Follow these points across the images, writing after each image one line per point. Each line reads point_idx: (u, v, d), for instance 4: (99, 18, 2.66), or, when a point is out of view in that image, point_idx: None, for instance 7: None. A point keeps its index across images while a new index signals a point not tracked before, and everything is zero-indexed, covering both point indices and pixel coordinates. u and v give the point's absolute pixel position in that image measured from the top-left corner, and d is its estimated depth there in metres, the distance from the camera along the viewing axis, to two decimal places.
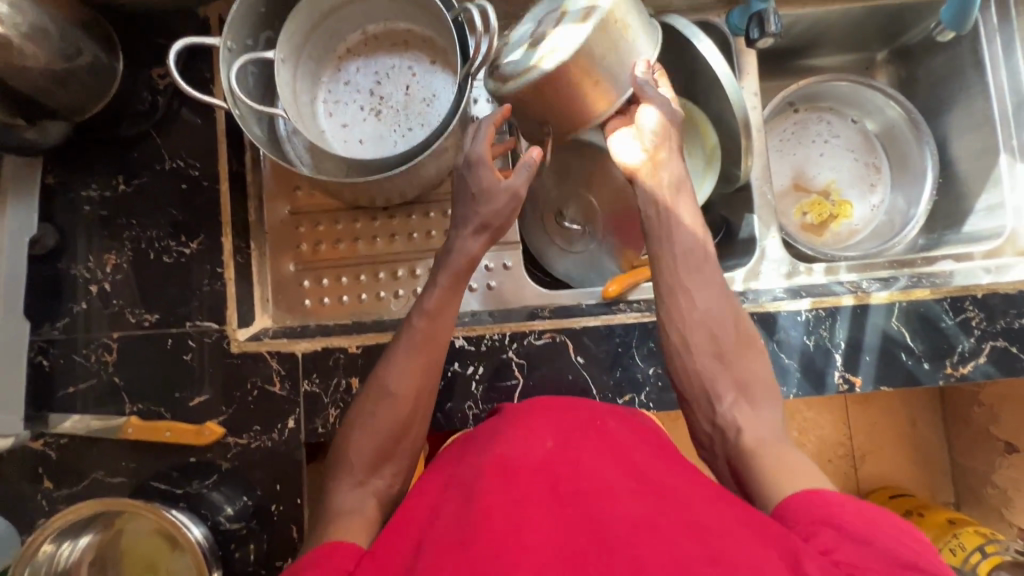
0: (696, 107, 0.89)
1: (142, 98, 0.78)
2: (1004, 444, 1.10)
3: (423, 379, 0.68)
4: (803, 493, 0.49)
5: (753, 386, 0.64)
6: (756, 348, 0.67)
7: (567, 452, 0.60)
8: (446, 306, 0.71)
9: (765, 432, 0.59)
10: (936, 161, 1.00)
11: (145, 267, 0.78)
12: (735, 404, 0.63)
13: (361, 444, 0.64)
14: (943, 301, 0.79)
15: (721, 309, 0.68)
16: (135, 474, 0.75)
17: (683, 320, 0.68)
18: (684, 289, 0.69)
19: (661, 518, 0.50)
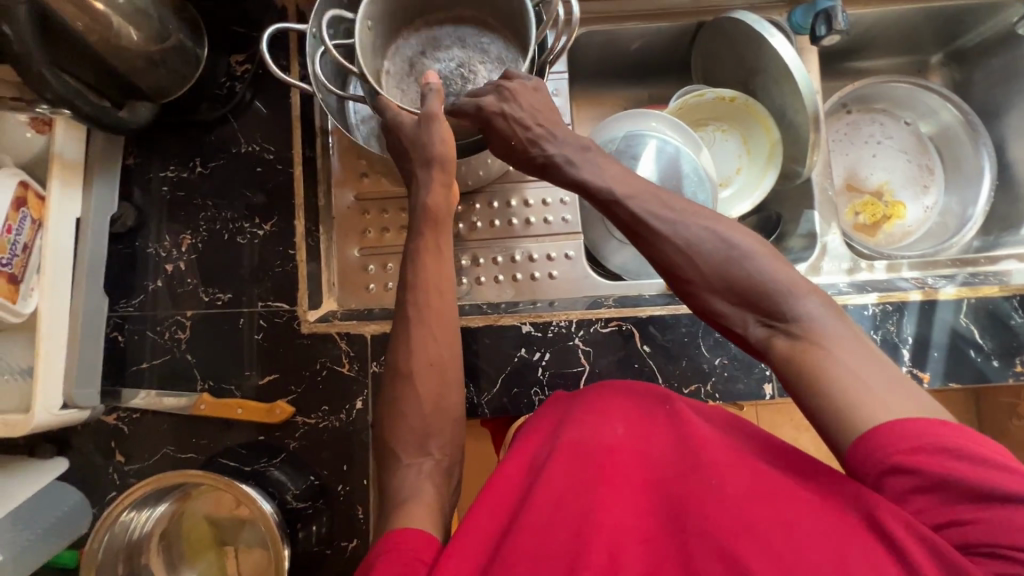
0: (760, 102, 0.90)
1: (220, 83, 0.81)
2: None
3: (444, 351, 0.65)
4: (874, 432, 0.44)
5: (768, 297, 0.54)
6: (738, 250, 0.57)
7: (635, 435, 0.59)
8: (423, 265, 0.67)
9: (799, 346, 0.51)
10: (994, 162, 1.00)
11: (219, 247, 0.79)
12: (762, 327, 0.54)
13: (412, 416, 0.62)
14: (1013, 298, 0.79)
15: (680, 236, 0.59)
16: (205, 450, 0.75)
17: (669, 280, 0.60)
18: (651, 246, 0.61)
19: (740, 490, 0.50)
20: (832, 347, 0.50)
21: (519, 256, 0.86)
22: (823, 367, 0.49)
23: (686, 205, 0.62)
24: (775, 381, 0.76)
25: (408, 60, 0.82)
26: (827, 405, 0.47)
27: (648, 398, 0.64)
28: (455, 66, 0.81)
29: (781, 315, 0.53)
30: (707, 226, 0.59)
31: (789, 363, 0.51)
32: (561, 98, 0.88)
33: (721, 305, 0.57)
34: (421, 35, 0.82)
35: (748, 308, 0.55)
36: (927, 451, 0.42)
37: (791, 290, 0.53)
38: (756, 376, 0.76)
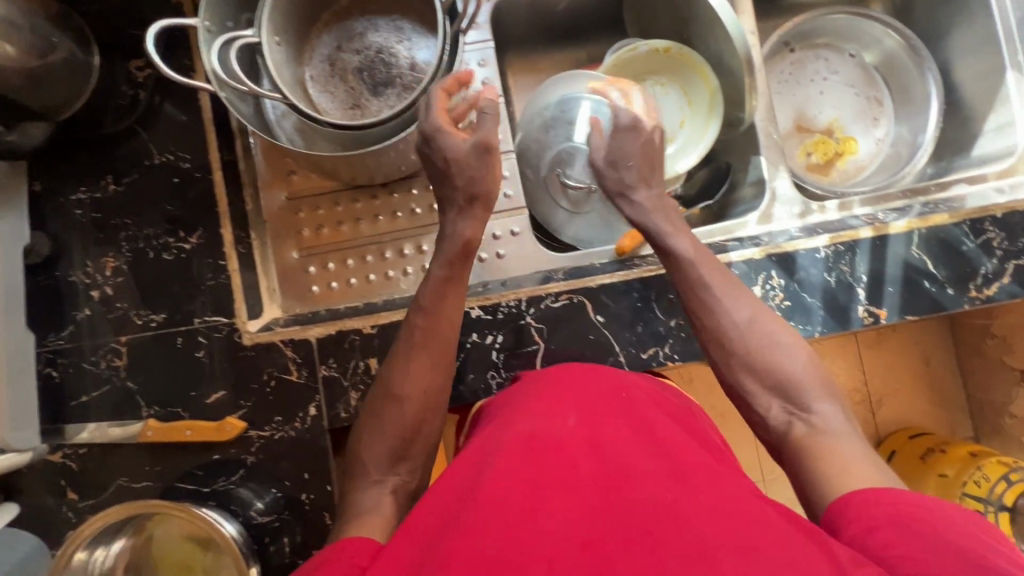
0: (695, 51, 0.86)
1: (122, 92, 0.75)
2: (1020, 373, 1.10)
3: (433, 376, 0.65)
4: (843, 498, 0.50)
5: (795, 389, 0.62)
6: (784, 347, 0.65)
7: (591, 428, 0.56)
8: (444, 297, 0.68)
9: (819, 432, 0.58)
10: (940, 86, 0.98)
11: (145, 266, 0.75)
12: (783, 412, 0.62)
13: (398, 427, 0.63)
14: (963, 224, 0.78)
15: (739, 317, 0.67)
16: (161, 477, 0.73)
17: (708, 345, 0.68)
18: (693, 313, 0.70)
19: (697, 507, 0.47)
20: (840, 442, 0.57)
21: None
22: (830, 451, 0.56)
23: (729, 280, 0.70)
24: None
25: (327, 59, 0.78)
26: (827, 479, 0.53)
27: (612, 397, 0.62)
28: (374, 54, 0.78)
29: (806, 407, 0.61)
30: (766, 318, 0.67)
31: (803, 443, 0.58)
32: (488, 69, 0.85)
33: (750, 382, 0.64)
34: (334, 29, 0.79)
35: (777, 394, 0.63)
36: (887, 507, 0.47)
37: (820, 390, 0.62)
38: None
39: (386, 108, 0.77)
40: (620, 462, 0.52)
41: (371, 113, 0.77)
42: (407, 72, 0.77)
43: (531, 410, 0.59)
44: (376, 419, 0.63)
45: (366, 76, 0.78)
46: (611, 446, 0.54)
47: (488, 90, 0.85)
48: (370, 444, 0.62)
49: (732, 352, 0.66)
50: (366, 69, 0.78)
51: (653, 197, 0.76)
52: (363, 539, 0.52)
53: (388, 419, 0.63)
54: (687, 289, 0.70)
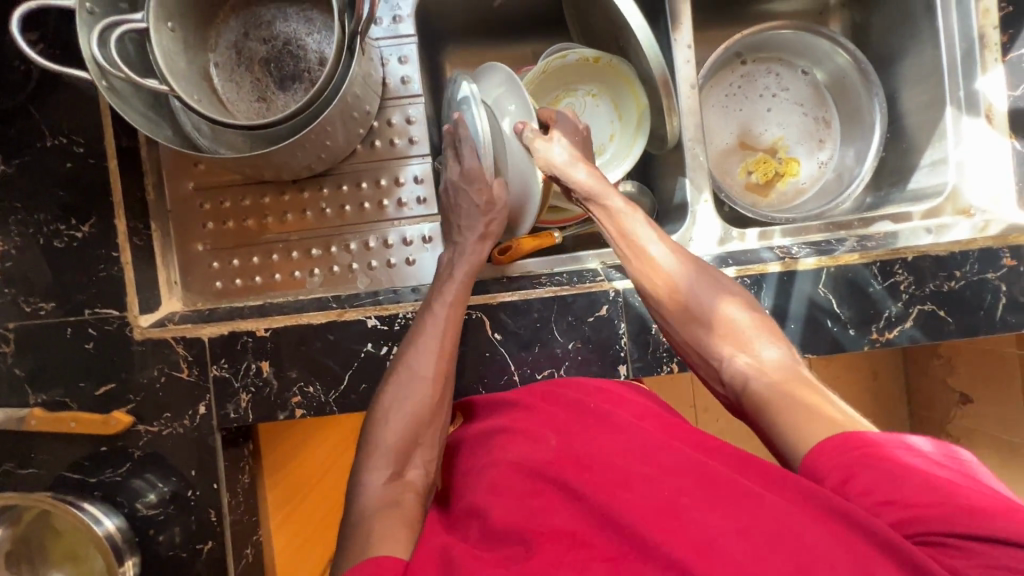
0: (624, 62, 0.84)
1: (14, 66, 0.71)
2: (959, 395, 1.13)
3: (448, 361, 0.69)
4: (818, 446, 0.49)
5: (743, 335, 0.63)
6: (735, 299, 0.66)
7: (570, 442, 0.58)
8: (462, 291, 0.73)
9: (772, 380, 0.58)
10: (886, 114, 0.95)
11: (35, 252, 0.73)
12: (736, 360, 0.62)
13: (423, 408, 0.65)
14: (872, 265, 0.77)
15: (686, 277, 0.67)
16: (48, 465, 0.73)
17: (663, 304, 0.67)
18: (641, 275, 0.69)
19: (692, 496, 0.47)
20: (790, 381, 0.58)
21: (373, 242, 0.82)
22: (770, 397, 0.57)
23: (672, 244, 0.70)
24: (629, 361, 0.76)
25: (233, 46, 0.75)
26: (787, 437, 0.53)
27: (582, 405, 0.63)
28: (282, 45, 0.75)
29: (754, 350, 0.61)
30: (710, 277, 0.67)
31: (765, 399, 0.57)
32: (409, 67, 0.82)
33: (704, 333, 0.65)
34: (242, 14, 0.75)
35: (729, 345, 0.63)
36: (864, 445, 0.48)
37: (760, 333, 0.63)
38: (609, 358, 0.75)
39: (291, 104, 0.74)
40: (607, 466, 0.53)
41: (277, 107, 0.74)
42: (315, 66, 0.74)
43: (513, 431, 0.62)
44: (397, 402, 0.65)
45: (273, 68, 0.75)
46: (594, 452, 0.55)
47: (409, 89, 0.82)
48: (388, 431, 0.63)
49: (687, 309, 0.66)
50: (273, 60, 0.75)
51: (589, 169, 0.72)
52: (388, 559, 0.50)
53: (414, 403, 0.65)
54: (633, 249, 0.69)
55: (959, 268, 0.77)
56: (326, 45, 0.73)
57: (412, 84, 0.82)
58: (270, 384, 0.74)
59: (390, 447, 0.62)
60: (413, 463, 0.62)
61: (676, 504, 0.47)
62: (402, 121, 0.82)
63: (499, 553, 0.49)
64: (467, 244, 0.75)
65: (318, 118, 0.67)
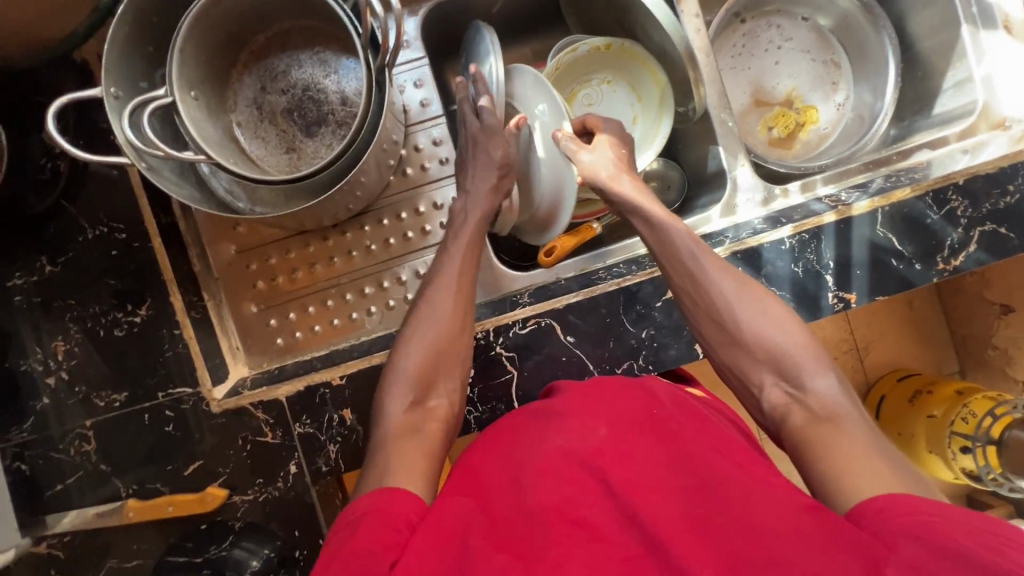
0: (636, 43, 0.84)
1: (40, 165, 0.71)
2: (1000, 307, 1.11)
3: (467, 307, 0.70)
4: (876, 502, 0.46)
5: (790, 365, 0.60)
6: (776, 328, 0.62)
7: (619, 440, 0.56)
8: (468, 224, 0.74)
9: (820, 415, 0.56)
10: (897, 44, 0.94)
11: (98, 345, 0.73)
12: (776, 388, 0.60)
13: (439, 343, 0.67)
14: (926, 196, 0.76)
15: (721, 291, 0.66)
16: (151, 553, 0.73)
17: (697, 314, 0.67)
18: (681, 289, 0.69)
19: (736, 523, 0.45)
20: (845, 422, 0.54)
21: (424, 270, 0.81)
22: (820, 436, 0.54)
23: (719, 262, 0.68)
24: None
25: (253, 102, 0.74)
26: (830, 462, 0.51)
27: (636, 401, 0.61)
28: (301, 92, 0.74)
29: (803, 383, 0.59)
30: (748, 292, 0.65)
31: (804, 432, 0.55)
32: (426, 89, 0.81)
33: (738, 358, 0.64)
34: (256, 68, 0.74)
35: (770, 372, 0.61)
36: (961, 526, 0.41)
37: (812, 363, 0.60)
38: (685, 339, 0.75)
39: (322, 149, 0.73)
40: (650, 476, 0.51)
41: (308, 155, 0.73)
42: (338, 107, 0.73)
43: (557, 422, 0.59)
44: (418, 332, 0.67)
45: (297, 117, 0.74)
46: (638, 455, 0.54)
47: (429, 111, 0.81)
48: (408, 356, 0.66)
49: (724, 329, 0.65)
50: (295, 109, 0.74)
51: (636, 186, 0.75)
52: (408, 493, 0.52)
53: (432, 336, 0.67)
54: (674, 263, 0.69)
55: (1012, 182, 0.76)
56: (347, 84, 0.73)
57: (432, 106, 0.82)
58: (356, 431, 0.73)
59: (409, 373, 0.64)
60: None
61: (710, 524, 0.46)
62: (429, 144, 0.82)
63: (511, 535, 0.49)
64: (478, 189, 0.75)
65: (352, 163, 0.67)
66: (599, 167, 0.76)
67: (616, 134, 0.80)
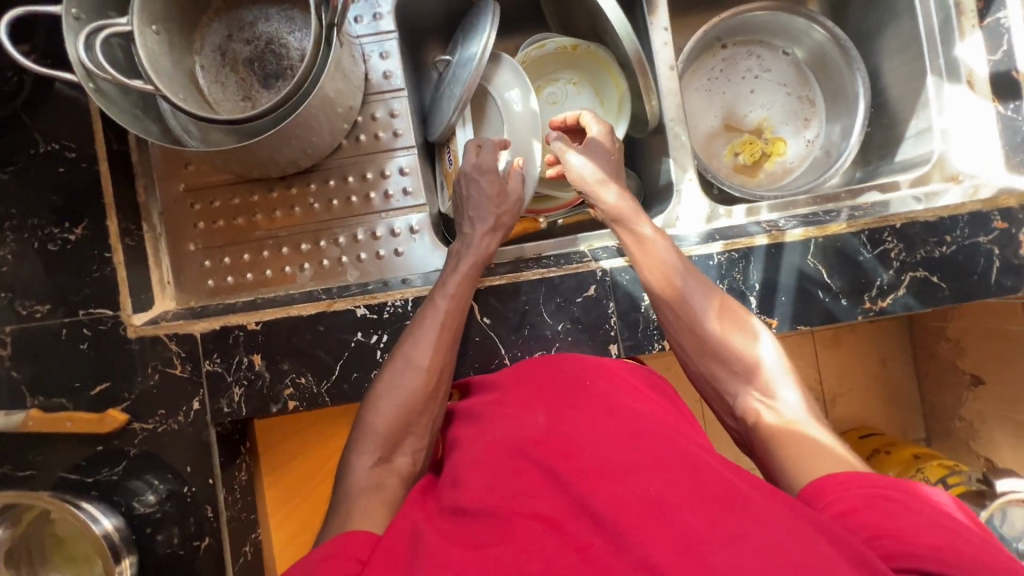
0: (603, 49, 0.86)
1: (5, 77, 0.73)
2: (970, 378, 1.08)
3: (447, 355, 0.70)
4: (823, 480, 0.48)
5: (763, 376, 0.62)
6: (756, 341, 0.65)
7: (564, 426, 0.56)
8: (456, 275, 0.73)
9: (791, 419, 0.57)
10: (869, 87, 0.95)
11: (30, 256, 0.75)
12: (749, 399, 0.62)
13: (413, 398, 0.66)
14: (861, 234, 0.76)
15: (704, 307, 0.67)
16: (45, 466, 0.74)
17: (677, 327, 0.68)
18: (661, 305, 0.70)
19: (678, 495, 0.45)
20: (811, 421, 0.57)
21: (362, 234, 0.83)
22: (789, 433, 0.56)
23: (697, 278, 0.70)
24: (620, 341, 0.75)
25: (218, 48, 0.77)
26: (798, 467, 0.52)
27: (581, 387, 0.61)
28: (265, 45, 0.77)
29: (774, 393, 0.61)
30: (728, 310, 0.67)
31: (772, 433, 0.57)
32: (391, 61, 0.83)
33: (716, 370, 0.65)
34: (225, 18, 0.78)
35: (746, 381, 0.62)
36: (876, 486, 0.46)
37: (783, 377, 0.61)
38: (600, 337, 0.75)
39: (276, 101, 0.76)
40: (597, 456, 0.51)
41: (262, 104, 0.76)
42: (297, 62, 0.76)
43: (507, 418, 0.60)
44: (391, 388, 0.66)
45: (257, 67, 0.77)
46: (583, 434, 0.53)
47: (391, 84, 0.84)
48: (379, 416, 0.65)
49: (704, 343, 0.66)
50: (257, 60, 0.77)
51: (619, 194, 0.76)
52: (361, 533, 0.52)
53: (405, 392, 0.66)
54: (656, 281, 0.70)
55: (949, 233, 0.76)
56: (305, 39, 0.76)
57: (395, 79, 0.84)
58: (262, 376, 0.74)
59: (381, 432, 0.64)
60: (402, 449, 0.64)
61: (662, 502, 0.45)
62: (386, 115, 0.84)
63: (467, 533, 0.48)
64: (475, 235, 0.76)
65: (300, 105, 0.68)
66: (584, 168, 0.77)
67: (608, 135, 0.79)
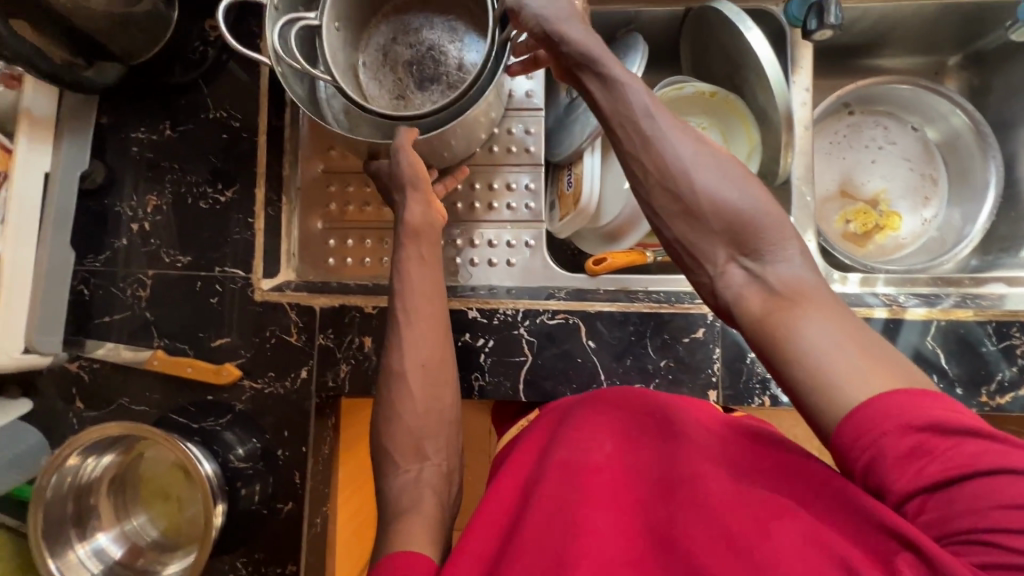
0: (738, 99, 0.88)
1: (194, 47, 0.81)
2: None
3: (430, 356, 0.69)
4: (845, 421, 0.42)
5: (746, 233, 0.52)
6: (747, 198, 0.53)
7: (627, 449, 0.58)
8: (408, 272, 0.71)
9: (781, 293, 0.49)
10: (1001, 176, 0.93)
11: (182, 210, 0.81)
12: (732, 265, 0.53)
13: (419, 418, 0.67)
14: (987, 325, 0.74)
15: (680, 156, 0.55)
16: (159, 405, 0.79)
17: (652, 189, 0.56)
18: (631, 158, 0.57)
19: (723, 502, 0.48)
20: (810, 303, 0.48)
21: (478, 239, 0.86)
22: (790, 326, 0.47)
23: (674, 121, 0.57)
24: (720, 388, 0.75)
25: (380, 48, 0.82)
26: (803, 373, 0.45)
27: (638, 405, 0.63)
28: (427, 50, 0.81)
29: (760, 254, 0.52)
30: (706, 156, 0.55)
31: (762, 318, 0.49)
32: (534, 81, 0.87)
33: (692, 230, 0.55)
34: (392, 21, 0.83)
35: (726, 244, 0.53)
36: (899, 430, 0.39)
37: (775, 232, 0.52)
38: (700, 381, 0.75)
39: (428, 103, 0.79)
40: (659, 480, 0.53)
41: (414, 106, 0.79)
42: (453, 71, 0.79)
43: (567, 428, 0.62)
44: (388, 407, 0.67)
45: (415, 70, 0.81)
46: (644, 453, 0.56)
47: (531, 103, 0.87)
48: (391, 440, 0.66)
49: (680, 198, 0.55)
50: (416, 63, 0.81)
51: (587, 31, 0.58)
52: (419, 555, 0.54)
53: (399, 411, 0.67)
54: (627, 131, 0.57)
55: None
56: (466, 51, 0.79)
57: (534, 98, 0.88)
58: (370, 358, 0.77)
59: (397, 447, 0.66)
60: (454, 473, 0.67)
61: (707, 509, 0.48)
62: (521, 132, 0.87)
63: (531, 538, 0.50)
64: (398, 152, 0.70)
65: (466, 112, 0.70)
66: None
67: None
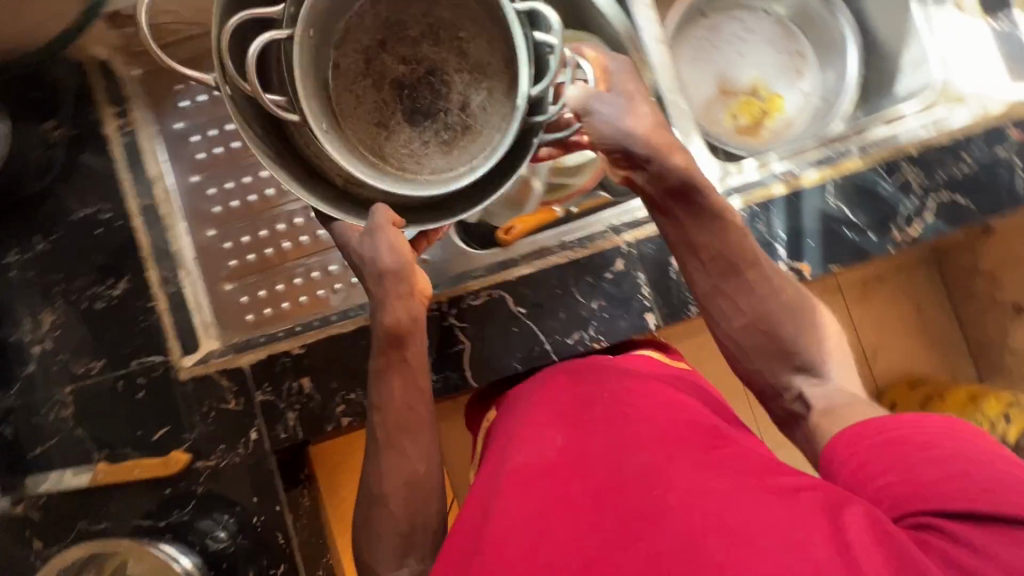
0: (584, 34, 0.90)
1: (37, 152, 0.78)
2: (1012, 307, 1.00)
3: (413, 470, 0.62)
4: (848, 442, 0.48)
5: (816, 360, 0.60)
6: (818, 331, 0.61)
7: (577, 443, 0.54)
8: (386, 387, 0.64)
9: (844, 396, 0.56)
10: (853, 26, 0.97)
11: (81, 316, 0.78)
12: (799, 376, 0.60)
13: (400, 527, 0.61)
14: (877, 167, 0.77)
15: (760, 299, 0.61)
16: (120, 516, 0.76)
17: (727, 318, 0.63)
18: (713, 295, 0.63)
19: (681, 495, 0.45)
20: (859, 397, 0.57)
21: None
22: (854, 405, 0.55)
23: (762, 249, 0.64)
24: (656, 310, 0.75)
25: (363, 54, 0.60)
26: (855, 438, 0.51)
27: (587, 396, 0.60)
28: (422, 70, 0.61)
29: (822, 373, 0.60)
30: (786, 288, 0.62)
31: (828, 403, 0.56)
32: None
33: (766, 353, 0.61)
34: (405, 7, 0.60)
35: (793, 364, 0.61)
36: (886, 442, 0.45)
37: (840, 361, 0.61)
38: (635, 310, 0.76)
39: (409, 143, 0.61)
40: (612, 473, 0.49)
41: (393, 144, 0.61)
42: (452, 107, 0.61)
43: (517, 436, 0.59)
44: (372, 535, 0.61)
45: (405, 94, 0.61)
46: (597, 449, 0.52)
47: None
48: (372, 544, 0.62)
49: (763, 324, 0.61)
50: (409, 85, 0.61)
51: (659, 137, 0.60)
52: None
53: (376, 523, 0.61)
54: (696, 255, 0.62)
55: (966, 150, 0.76)
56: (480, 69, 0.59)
57: None
58: (313, 398, 0.76)
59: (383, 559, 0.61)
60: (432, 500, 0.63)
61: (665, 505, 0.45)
62: None
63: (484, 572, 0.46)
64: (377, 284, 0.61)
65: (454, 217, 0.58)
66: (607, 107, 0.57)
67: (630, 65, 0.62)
